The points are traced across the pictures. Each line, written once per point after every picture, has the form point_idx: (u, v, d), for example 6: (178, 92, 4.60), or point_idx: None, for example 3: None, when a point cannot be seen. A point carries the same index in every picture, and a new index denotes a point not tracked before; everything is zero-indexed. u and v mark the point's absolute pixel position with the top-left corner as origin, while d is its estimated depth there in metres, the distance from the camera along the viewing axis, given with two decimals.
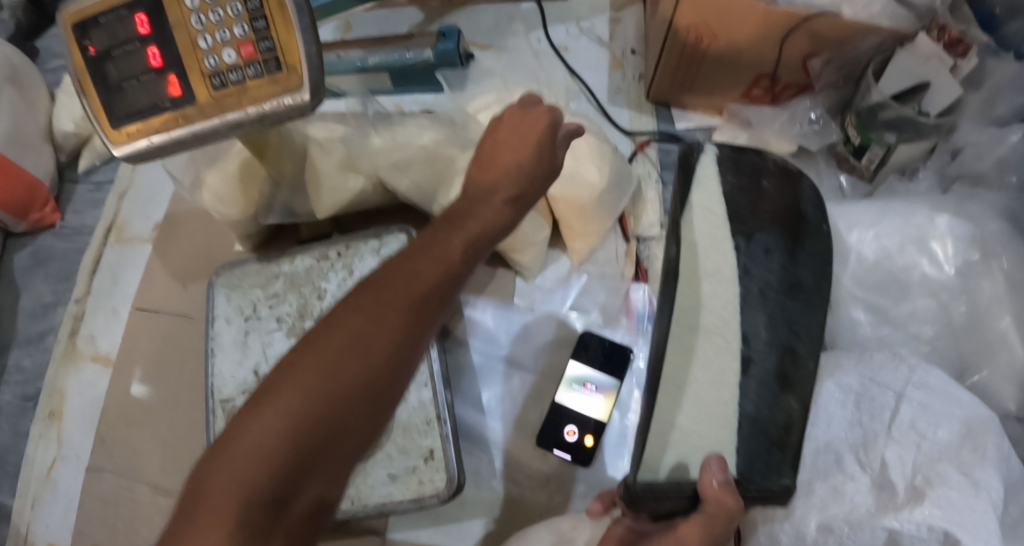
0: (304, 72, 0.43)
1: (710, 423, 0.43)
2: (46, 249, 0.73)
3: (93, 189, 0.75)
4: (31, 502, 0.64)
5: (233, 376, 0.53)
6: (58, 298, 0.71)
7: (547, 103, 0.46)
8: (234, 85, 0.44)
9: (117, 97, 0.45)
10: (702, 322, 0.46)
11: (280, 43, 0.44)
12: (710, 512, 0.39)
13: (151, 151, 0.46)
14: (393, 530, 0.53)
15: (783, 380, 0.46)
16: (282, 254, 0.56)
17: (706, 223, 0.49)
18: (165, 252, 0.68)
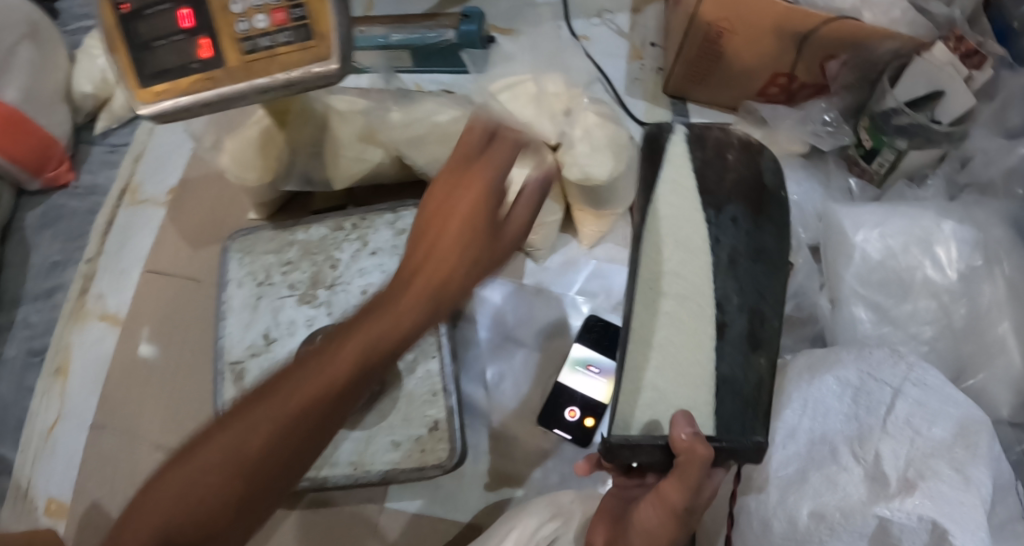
0: (334, 42, 0.45)
1: (687, 383, 0.47)
2: (57, 207, 0.73)
3: (108, 151, 0.76)
4: (32, 456, 0.65)
5: (241, 339, 0.54)
6: (67, 257, 0.71)
7: (489, 163, 0.39)
8: (265, 51, 0.45)
9: (144, 56, 0.46)
10: (667, 287, 0.51)
11: (313, 12, 0.45)
12: (682, 460, 0.40)
13: (177, 111, 0.46)
14: (391, 499, 0.54)
15: (753, 341, 0.48)
16: (296, 222, 0.56)
17: (674, 196, 0.54)
18: (178, 216, 0.69)
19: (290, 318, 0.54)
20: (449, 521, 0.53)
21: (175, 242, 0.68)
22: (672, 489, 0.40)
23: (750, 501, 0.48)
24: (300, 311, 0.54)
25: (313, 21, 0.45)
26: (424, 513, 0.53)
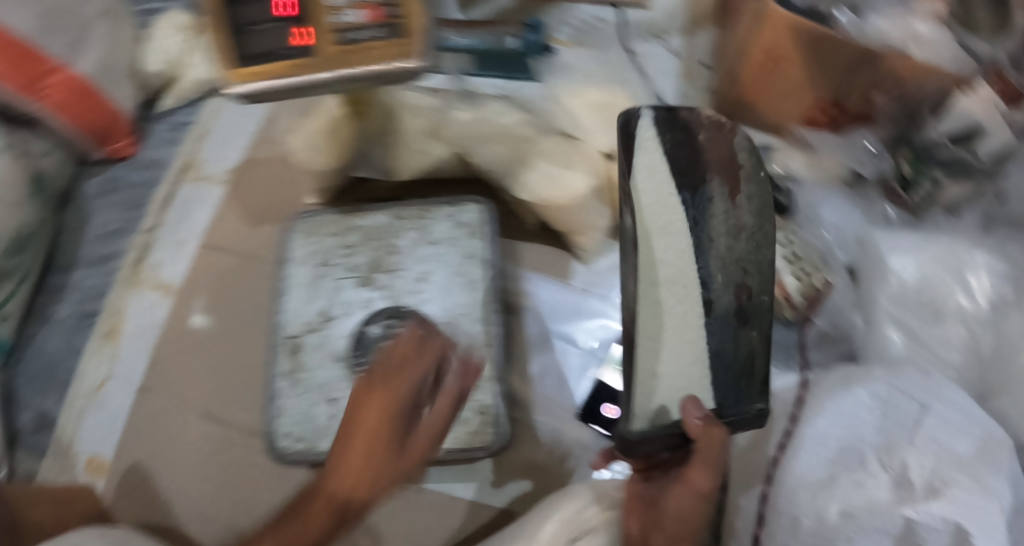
0: (422, 40, 0.48)
1: (683, 367, 0.43)
2: (118, 178, 0.76)
3: (170, 127, 0.78)
4: (77, 414, 0.67)
5: (299, 314, 0.57)
6: (125, 226, 0.74)
7: (381, 399, 0.42)
8: (355, 44, 0.48)
9: (242, 38, 0.49)
10: (659, 276, 0.45)
11: (403, 11, 0.48)
12: (701, 446, 0.41)
13: (268, 92, 0.49)
14: (430, 480, 0.58)
15: (742, 315, 0.44)
16: (358, 209, 0.59)
17: (651, 181, 0.47)
18: (238, 195, 0.72)
19: (348, 299, 0.57)
20: (483, 504, 0.57)
21: (233, 220, 0.71)
22: (701, 477, 0.41)
23: (782, 498, 0.49)
24: (358, 293, 0.57)
25: (404, 20, 0.48)
26: (460, 496, 0.57)
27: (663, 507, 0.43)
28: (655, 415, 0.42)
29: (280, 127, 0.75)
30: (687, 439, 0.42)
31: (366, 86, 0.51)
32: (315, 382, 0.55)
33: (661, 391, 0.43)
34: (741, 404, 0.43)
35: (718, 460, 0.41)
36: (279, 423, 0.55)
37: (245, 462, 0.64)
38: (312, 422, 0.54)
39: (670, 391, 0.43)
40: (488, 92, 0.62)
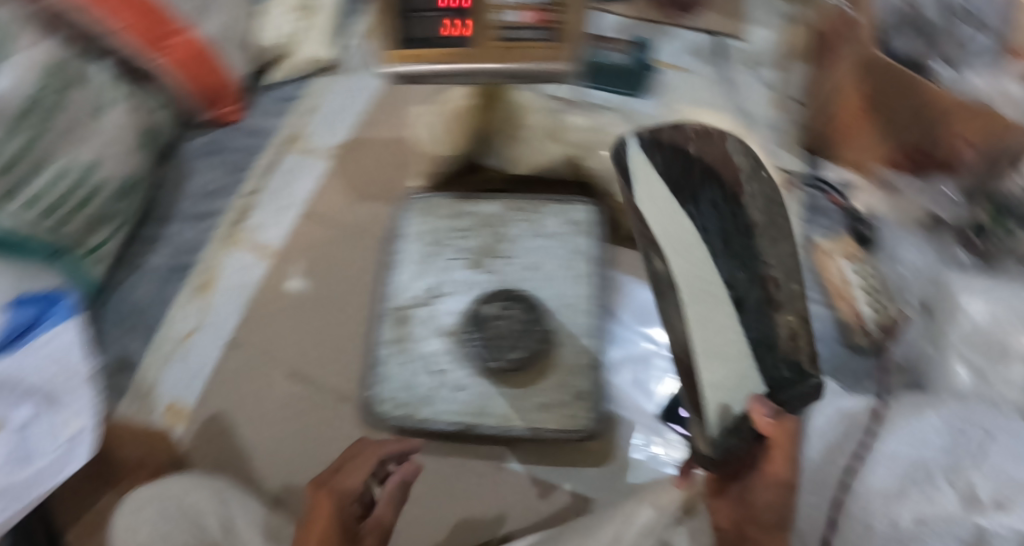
0: (575, 48, 0.54)
1: (728, 367, 0.47)
2: (220, 141, 0.79)
3: (276, 100, 0.81)
4: (162, 360, 0.70)
5: (409, 288, 0.60)
6: (224, 187, 0.77)
7: (333, 483, 0.50)
8: (515, 42, 0.53)
9: (410, 22, 0.53)
10: (683, 289, 0.46)
11: (563, 19, 0.53)
12: (777, 442, 0.46)
13: (425, 74, 0.53)
14: (513, 460, 0.61)
15: (771, 302, 0.49)
16: (471, 195, 0.63)
17: (653, 199, 0.48)
18: (342, 170, 0.75)
19: (460, 279, 0.61)
20: (561, 487, 0.60)
21: (334, 194, 0.74)
22: (780, 468, 0.47)
23: (857, 508, 0.53)
24: (469, 275, 0.61)
25: (563, 26, 0.53)
26: (541, 478, 0.61)
27: (750, 502, 0.48)
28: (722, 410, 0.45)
29: (386, 112, 0.79)
30: (756, 438, 0.47)
31: (510, 81, 0.56)
32: (420, 353, 0.58)
33: (717, 394, 0.46)
34: (793, 384, 0.47)
35: (791, 450, 0.47)
36: (383, 388, 0.58)
37: (330, 426, 0.66)
38: (414, 390, 0.58)
39: (722, 392, 0.46)
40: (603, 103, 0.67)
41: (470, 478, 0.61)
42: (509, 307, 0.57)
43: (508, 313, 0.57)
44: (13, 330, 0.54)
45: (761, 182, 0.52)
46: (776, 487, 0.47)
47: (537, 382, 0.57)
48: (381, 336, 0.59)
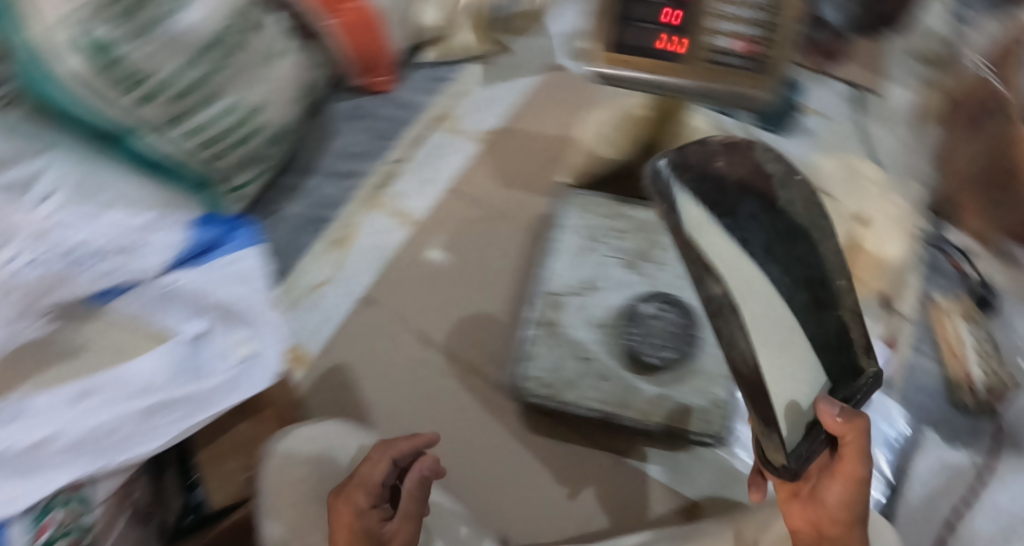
0: (772, 80, 0.58)
1: (795, 372, 0.44)
2: (370, 106, 0.83)
3: (430, 77, 0.84)
4: (292, 302, 0.72)
5: (566, 277, 0.65)
6: (371, 150, 0.81)
7: (363, 481, 0.54)
8: (720, 66, 0.58)
9: (628, 31, 0.59)
10: (755, 313, 0.41)
11: (767, 52, 0.58)
12: (850, 439, 0.46)
13: (631, 80, 0.60)
14: (632, 456, 0.65)
15: (818, 301, 0.48)
16: (633, 201, 0.68)
17: (732, 260, 0.42)
18: (492, 156, 0.79)
19: (615, 276, 0.65)
20: (671, 489, 0.64)
21: (480, 175, 0.78)
22: (852, 465, 0.48)
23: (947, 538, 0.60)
24: (624, 273, 0.65)
25: (767, 59, 0.58)
26: (655, 479, 0.64)
27: (822, 500, 0.50)
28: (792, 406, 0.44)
29: (541, 108, 0.81)
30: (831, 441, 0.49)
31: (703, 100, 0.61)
32: (571, 338, 0.63)
33: (786, 389, 0.43)
34: (852, 378, 0.49)
35: (863, 446, 0.47)
36: (529, 366, 0.62)
37: (458, 397, 0.68)
38: (561, 373, 0.62)
39: (791, 387, 0.44)
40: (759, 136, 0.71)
41: (587, 467, 0.65)
42: (665, 311, 0.62)
43: (665, 314, 0.62)
44: (198, 248, 0.58)
45: (789, 186, 0.46)
46: (847, 485, 0.49)
47: (679, 385, 0.61)
48: (532, 315, 0.64)
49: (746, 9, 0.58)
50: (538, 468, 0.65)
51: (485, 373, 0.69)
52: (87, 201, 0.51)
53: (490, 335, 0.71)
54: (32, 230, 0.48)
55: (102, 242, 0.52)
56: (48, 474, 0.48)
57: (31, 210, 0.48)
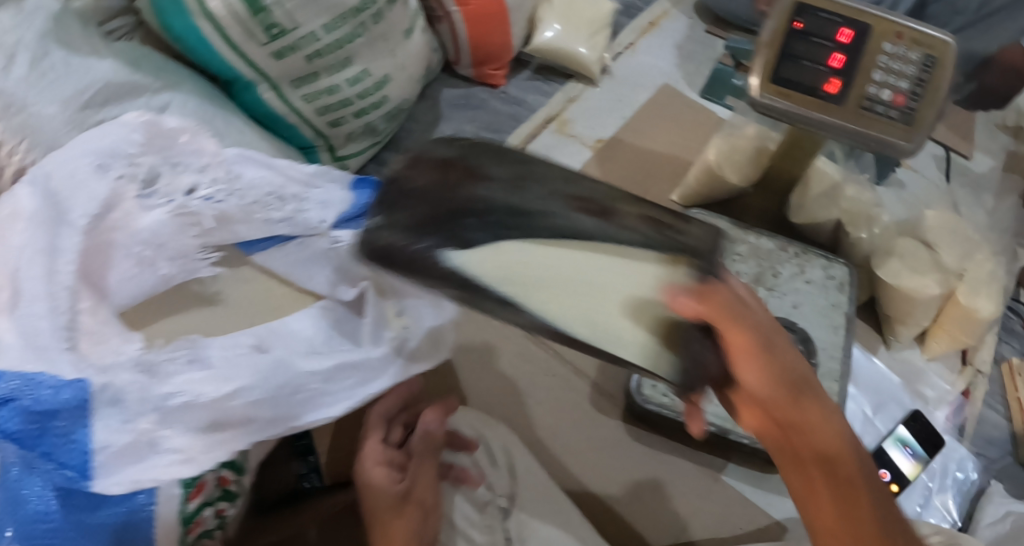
0: (921, 135, 0.61)
1: (608, 277, 0.42)
2: (481, 99, 0.86)
3: (540, 81, 0.87)
4: None
5: None
6: (478, 141, 0.83)
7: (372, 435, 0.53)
8: (873, 114, 0.61)
9: (790, 66, 0.62)
10: (570, 277, 0.42)
11: (920, 108, 0.61)
12: (719, 318, 0.40)
13: (784, 111, 0.63)
14: (727, 474, 0.69)
15: (602, 210, 0.44)
16: (752, 228, 0.72)
17: (516, 267, 0.42)
18: (604, 163, 0.80)
19: None
20: (758, 507, 0.67)
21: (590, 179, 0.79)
22: (741, 336, 0.40)
23: None
24: None
25: (919, 115, 0.61)
26: (747, 498, 0.67)
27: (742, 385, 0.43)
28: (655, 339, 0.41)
29: (653, 122, 0.82)
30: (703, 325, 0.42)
31: (846, 141, 0.64)
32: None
33: (613, 296, 0.42)
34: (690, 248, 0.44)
35: (728, 308, 0.40)
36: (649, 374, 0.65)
37: (562, 394, 0.71)
38: None
39: (623, 285, 0.42)
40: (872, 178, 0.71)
41: (682, 478, 0.68)
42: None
43: None
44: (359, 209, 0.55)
45: (503, 158, 0.46)
46: (754, 363, 0.41)
47: None
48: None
49: (908, 66, 0.61)
50: (634, 470, 0.69)
51: (590, 375, 0.71)
52: (253, 152, 0.54)
53: None
54: (208, 164, 0.50)
55: (266, 186, 0.52)
56: (224, 431, 0.42)
57: (209, 149, 0.51)
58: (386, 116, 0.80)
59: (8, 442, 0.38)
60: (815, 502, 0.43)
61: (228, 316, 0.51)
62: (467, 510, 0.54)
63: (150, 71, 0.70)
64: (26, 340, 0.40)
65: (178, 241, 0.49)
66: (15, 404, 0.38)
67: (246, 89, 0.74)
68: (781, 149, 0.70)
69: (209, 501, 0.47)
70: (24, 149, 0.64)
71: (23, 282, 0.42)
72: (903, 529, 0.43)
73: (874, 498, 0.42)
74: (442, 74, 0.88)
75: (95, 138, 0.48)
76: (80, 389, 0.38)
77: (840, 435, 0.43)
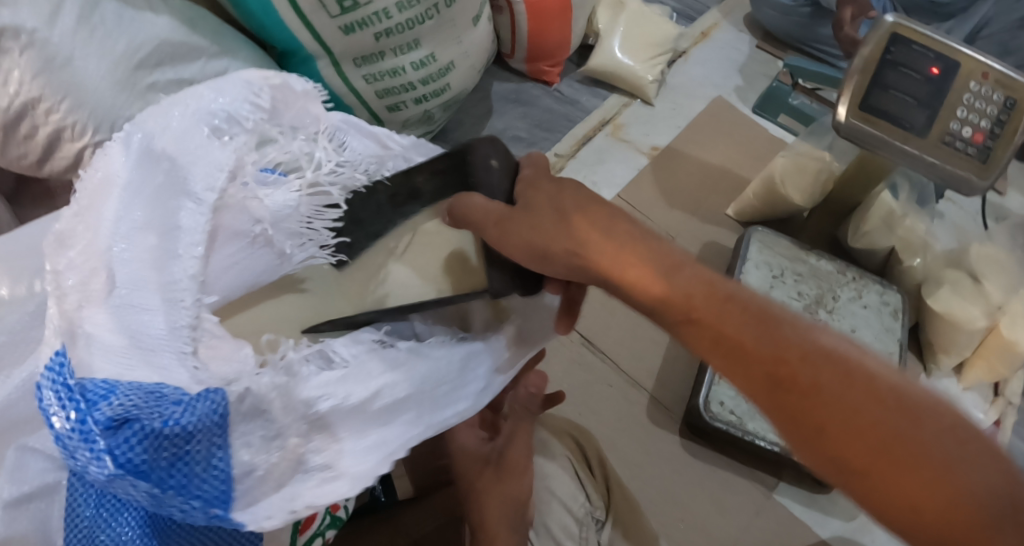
0: (996, 174, 0.62)
1: (422, 248, 0.49)
2: (535, 95, 0.83)
3: (593, 84, 0.86)
4: None
5: None
6: (530, 138, 0.81)
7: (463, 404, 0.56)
8: (953, 149, 0.62)
9: (878, 94, 0.63)
10: (407, 259, 0.48)
11: (999, 148, 0.62)
12: (483, 225, 0.40)
13: (867, 137, 0.64)
14: (779, 493, 0.69)
15: (412, 191, 0.47)
16: (813, 249, 0.72)
17: (387, 280, 0.48)
18: (660, 174, 0.79)
19: None
20: (808, 528, 0.68)
21: (647, 189, 0.78)
22: (508, 233, 0.40)
23: None
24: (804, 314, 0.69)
25: (997, 155, 0.62)
26: (796, 515, 0.68)
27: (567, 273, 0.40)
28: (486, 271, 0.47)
29: (709, 135, 0.82)
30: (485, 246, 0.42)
31: (921, 174, 0.65)
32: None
33: (427, 255, 0.48)
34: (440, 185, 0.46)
35: (488, 209, 0.40)
36: (717, 391, 0.66)
37: (619, 405, 0.70)
38: (744, 402, 0.66)
39: (443, 251, 0.49)
40: (914, 216, 0.72)
41: (737, 495, 0.68)
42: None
43: None
44: None
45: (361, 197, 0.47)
46: (535, 264, 0.40)
47: None
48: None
49: (992, 107, 0.62)
50: (690, 486, 0.68)
51: (646, 388, 0.71)
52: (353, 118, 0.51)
53: (656, 354, 0.73)
54: (316, 134, 0.48)
55: (369, 156, 0.50)
56: (375, 434, 0.37)
57: (315, 114, 0.48)
58: (443, 105, 0.77)
59: (127, 478, 0.32)
60: (730, 371, 0.35)
61: (348, 304, 0.48)
62: (565, 518, 0.56)
63: (206, 33, 0.64)
64: (134, 336, 0.35)
65: (300, 221, 0.46)
66: (140, 430, 0.31)
67: (304, 62, 0.69)
68: (847, 174, 0.71)
69: (319, 531, 0.44)
70: (64, 108, 0.57)
71: (118, 266, 0.37)
72: (814, 346, 0.33)
73: (749, 323, 0.35)
74: (493, 67, 0.85)
75: (200, 105, 0.44)
76: (216, 404, 0.33)
77: (664, 278, 0.37)
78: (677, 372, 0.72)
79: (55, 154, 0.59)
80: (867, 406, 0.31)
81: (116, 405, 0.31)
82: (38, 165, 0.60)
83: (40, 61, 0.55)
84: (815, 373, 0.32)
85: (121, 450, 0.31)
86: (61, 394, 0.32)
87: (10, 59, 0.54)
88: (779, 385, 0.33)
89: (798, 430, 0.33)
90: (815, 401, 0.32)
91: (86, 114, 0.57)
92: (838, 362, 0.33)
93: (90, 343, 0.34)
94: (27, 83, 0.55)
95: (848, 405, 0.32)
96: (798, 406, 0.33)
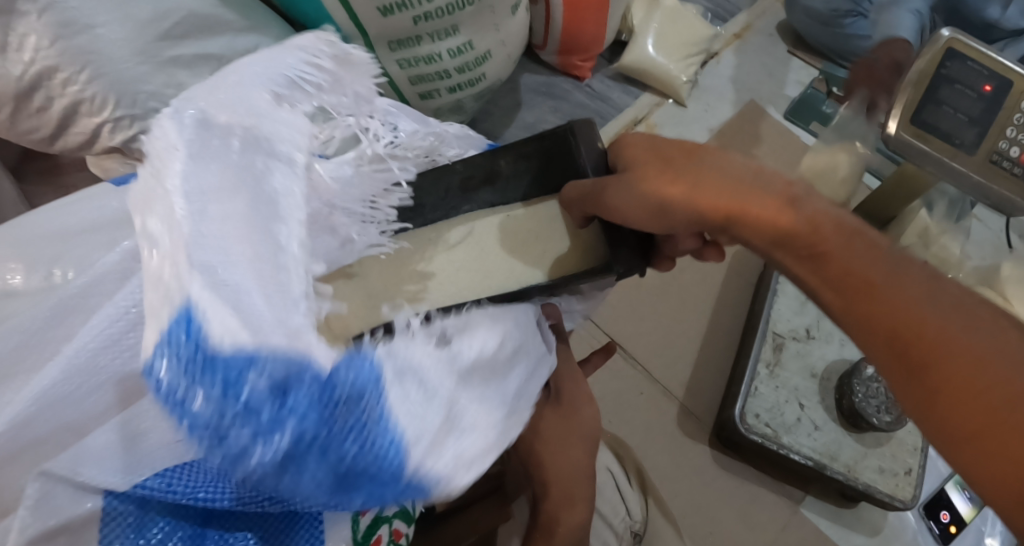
0: None
1: (495, 237, 0.44)
2: (567, 90, 0.81)
3: (625, 81, 0.83)
4: None
5: (789, 320, 0.68)
6: None
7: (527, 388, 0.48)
8: (1001, 168, 0.61)
9: (928, 108, 0.63)
10: (485, 249, 0.44)
11: None
12: (599, 208, 0.39)
13: (913, 151, 0.63)
14: (805, 506, 0.68)
15: (489, 175, 0.45)
16: None
17: (462, 270, 0.43)
18: None
19: (829, 328, 0.68)
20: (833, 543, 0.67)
21: None
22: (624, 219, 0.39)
23: None
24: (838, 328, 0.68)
25: None
26: (823, 530, 0.68)
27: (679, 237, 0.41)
28: (580, 251, 0.44)
29: (741, 140, 0.81)
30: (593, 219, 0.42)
31: (967, 191, 0.64)
32: (791, 384, 0.66)
33: (507, 244, 0.44)
34: (531, 160, 0.45)
35: (586, 189, 0.40)
36: (752, 403, 0.64)
37: (648, 412, 0.69)
38: (779, 415, 0.64)
39: (536, 248, 0.44)
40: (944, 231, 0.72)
41: (767, 509, 0.67)
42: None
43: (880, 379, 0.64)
44: None
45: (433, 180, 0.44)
46: (653, 221, 0.39)
47: (880, 447, 0.65)
48: (761, 353, 0.67)
49: None
50: (720, 497, 0.67)
51: (677, 396, 0.70)
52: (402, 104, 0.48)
53: (689, 364, 0.71)
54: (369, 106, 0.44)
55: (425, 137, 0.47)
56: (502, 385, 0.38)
57: (364, 94, 0.44)
58: (476, 95, 0.74)
59: (302, 455, 0.30)
60: (847, 291, 0.36)
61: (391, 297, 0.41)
62: (605, 533, 0.56)
63: (236, 6, 0.59)
64: (238, 306, 0.31)
65: (363, 200, 0.41)
66: (305, 393, 0.30)
67: None
68: (885, 187, 0.70)
69: (386, 518, 0.41)
70: (82, 79, 0.51)
71: (191, 244, 0.32)
72: (949, 301, 0.34)
73: (872, 259, 0.36)
74: (523, 57, 0.82)
75: (258, 71, 0.40)
76: (361, 364, 0.32)
77: (790, 209, 0.38)
78: (708, 381, 0.71)
79: (70, 128, 0.54)
80: (982, 346, 0.32)
81: (262, 375, 0.30)
82: (50, 140, 0.55)
83: (58, 26, 0.49)
84: (929, 321, 0.33)
85: (293, 412, 0.30)
86: (186, 377, 0.30)
87: (27, 23, 0.49)
88: (894, 320, 0.34)
89: (909, 388, 0.33)
90: (930, 351, 0.33)
91: (106, 86, 0.52)
92: (958, 303, 0.34)
93: (204, 321, 0.30)
94: (44, 50, 0.50)
95: (964, 346, 0.32)
96: (924, 381, 0.33)
